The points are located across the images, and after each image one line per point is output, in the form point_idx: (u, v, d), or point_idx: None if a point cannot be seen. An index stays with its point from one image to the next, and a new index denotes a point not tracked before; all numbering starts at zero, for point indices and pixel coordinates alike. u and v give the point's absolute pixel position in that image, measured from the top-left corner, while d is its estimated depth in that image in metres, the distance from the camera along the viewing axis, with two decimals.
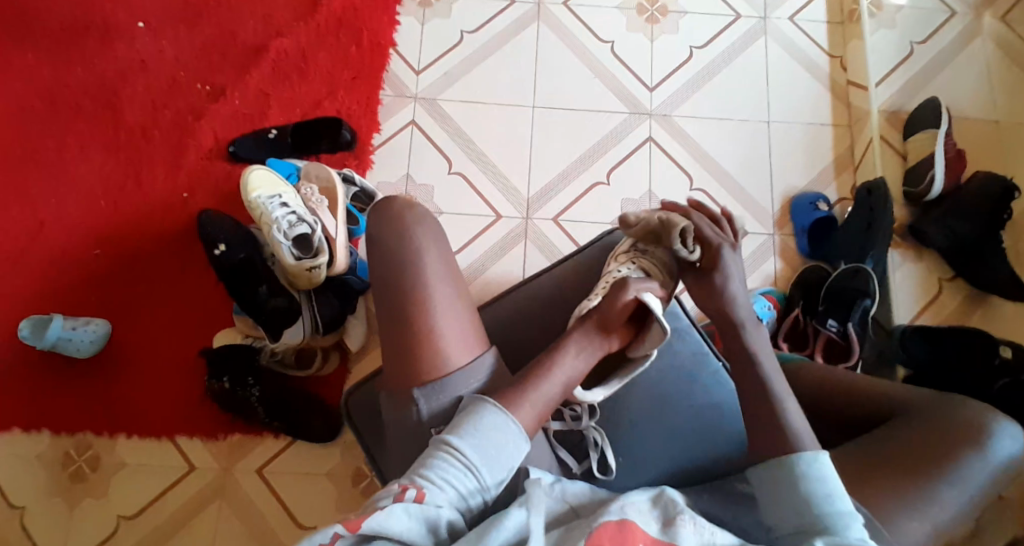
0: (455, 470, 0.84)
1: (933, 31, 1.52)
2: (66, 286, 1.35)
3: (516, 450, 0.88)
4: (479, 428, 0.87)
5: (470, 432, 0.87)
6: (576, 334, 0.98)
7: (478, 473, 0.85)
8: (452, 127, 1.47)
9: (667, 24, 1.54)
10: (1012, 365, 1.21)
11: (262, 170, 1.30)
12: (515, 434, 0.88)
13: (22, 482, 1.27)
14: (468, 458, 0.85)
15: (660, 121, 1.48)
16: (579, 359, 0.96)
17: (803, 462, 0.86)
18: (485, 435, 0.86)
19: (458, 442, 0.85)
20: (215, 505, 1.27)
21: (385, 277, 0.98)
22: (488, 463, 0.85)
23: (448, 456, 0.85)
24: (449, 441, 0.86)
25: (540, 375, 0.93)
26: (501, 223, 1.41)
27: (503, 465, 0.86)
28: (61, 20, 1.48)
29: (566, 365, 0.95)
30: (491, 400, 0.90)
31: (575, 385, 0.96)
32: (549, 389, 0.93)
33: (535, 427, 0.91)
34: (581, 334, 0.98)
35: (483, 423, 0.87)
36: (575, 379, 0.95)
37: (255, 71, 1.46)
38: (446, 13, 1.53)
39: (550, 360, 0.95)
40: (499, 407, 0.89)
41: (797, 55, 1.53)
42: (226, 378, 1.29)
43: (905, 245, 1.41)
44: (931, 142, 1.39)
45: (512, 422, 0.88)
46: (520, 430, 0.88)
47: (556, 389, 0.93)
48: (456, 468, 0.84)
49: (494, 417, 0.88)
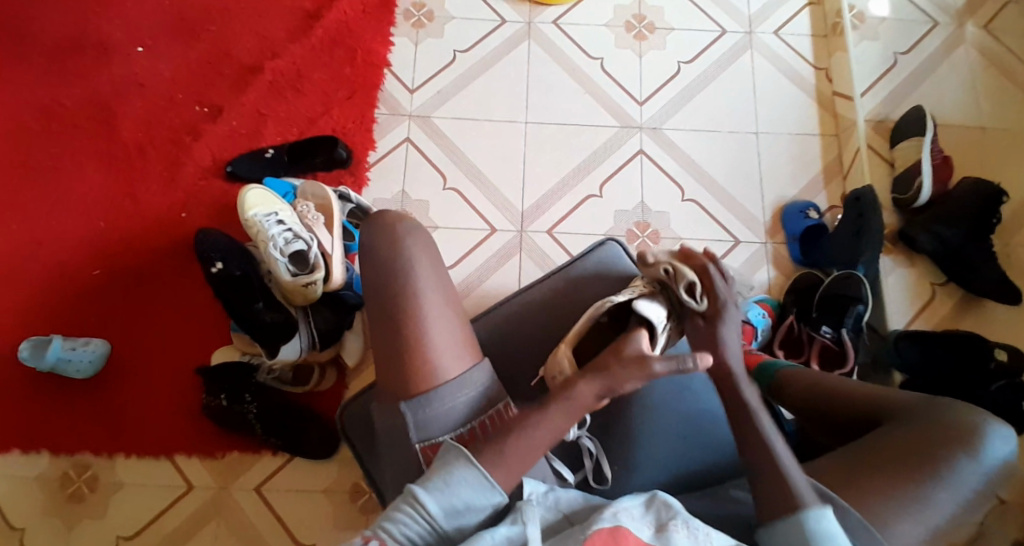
0: (418, 524, 0.84)
1: (916, 40, 1.55)
2: (65, 306, 1.36)
3: (486, 503, 0.86)
4: (448, 483, 0.86)
5: (439, 486, 0.86)
6: (565, 391, 0.93)
7: (440, 528, 0.85)
8: (447, 143, 1.49)
9: (655, 40, 1.57)
10: (1009, 367, 1.24)
11: (259, 189, 1.33)
12: (487, 489, 0.86)
13: (22, 503, 1.27)
14: (432, 512, 0.84)
15: (650, 133, 1.51)
16: (562, 414, 0.92)
17: (811, 519, 0.86)
18: (453, 492, 0.86)
19: (424, 496, 0.85)
20: (213, 523, 1.27)
21: (376, 287, 0.99)
22: (452, 519, 0.85)
23: (413, 509, 0.85)
24: (415, 493, 0.85)
25: (520, 433, 0.90)
26: (496, 236, 1.43)
27: (468, 520, 0.86)
28: (62, 45, 1.51)
29: (548, 422, 0.91)
30: (467, 452, 0.88)
31: (560, 440, 0.92)
32: (525, 445, 0.89)
33: (511, 482, 0.88)
34: (570, 391, 0.93)
35: (453, 478, 0.86)
36: (561, 433, 0.92)
37: (252, 92, 1.49)
38: (439, 33, 1.56)
39: (530, 418, 0.91)
40: (472, 461, 0.87)
41: (784, 68, 1.56)
42: (223, 394, 1.29)
43: (895, 250, 1.43)
44: (917, 149, 1.41)
45: (485, 478, 0.87)
46: (494, 485, 0.87)
47: (535, 444, 0.90)
48: (419, 521, 0.84)
49: (466, 472, 0.87)
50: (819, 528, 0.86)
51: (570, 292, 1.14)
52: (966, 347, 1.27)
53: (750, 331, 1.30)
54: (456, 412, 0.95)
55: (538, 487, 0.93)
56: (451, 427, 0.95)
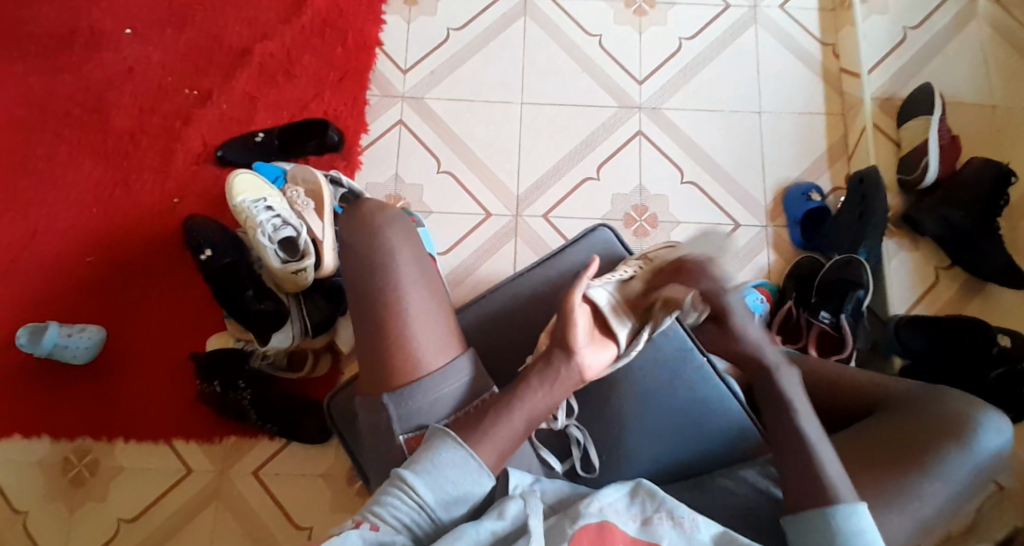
0: (408, 507, 0.84)
1: (927, 14, 1.50)
2: (62, 292, 1.37)
3: (475, 484, 0.87)
4: (436, 465, 0.86)
5: (426, 468, 0.86)
6: (534, 370, 0.93)
7: (431, 512, 0.85)
8: (441, 125, 1.46)
9: (655, 16, 1.53)
10: (1010, 354, 1.21)
11: (247, 175, 1.31)
12: (475, 470, 0.87)
13: (23, 487, 1.29)
14: (421, 495, 0.84)
15: (649, 114, 1.47)
16: (543, 390, 0.92)
17: (838, 516, 0.86)
18: (441, 473, 0.86)
19: (413, 479, 0.85)
20: (212, 507, 1.28)
21: (358, 281, 0.98)
22: (442, 501, 0.85)
23: (402, 493, 0.85)
24: (403, 476, 0.85)
25: (500, 413, 0.90)
26: (491, 221, 1.41)
27: (458, 504, 0.86)
28: (52, 28, 1.50)
29: (528, 402, 0.91)
30: (452, 434, 0.89)
31: (539, 422, 0.92)
32: (508, 424, 0.90)
33: (498, 464, 0.89)
34: (538, 368, 0.93)
35: (440, 460, 0.87)
36: (540, 414, 0.92)
37: (243, 74, 1.47)
38: (432, 11, 1.53)
39: (509, 397, 0.91)
40: (458, 442, 0.88)
41: (788, 44, 1.51)
42: (217, 382, 1.30)
43: (901, 233, 1.39)
44: (925, 128, 1.37)
45: (472, 458, 0.87)
46: (481, 467, 0.87)
47: (516, 425, 0.90)
48: (409, 505, 0.84)
49: (452, 453, 0.87)
50: (849, 525, 0.85)
51: (558, 281, 1.15)
52: (972, 331, 1.24)
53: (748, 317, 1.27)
54: (440, 403, 0.94)
55: (524, 479, 0.91)
56: (436, 417, 0.94)
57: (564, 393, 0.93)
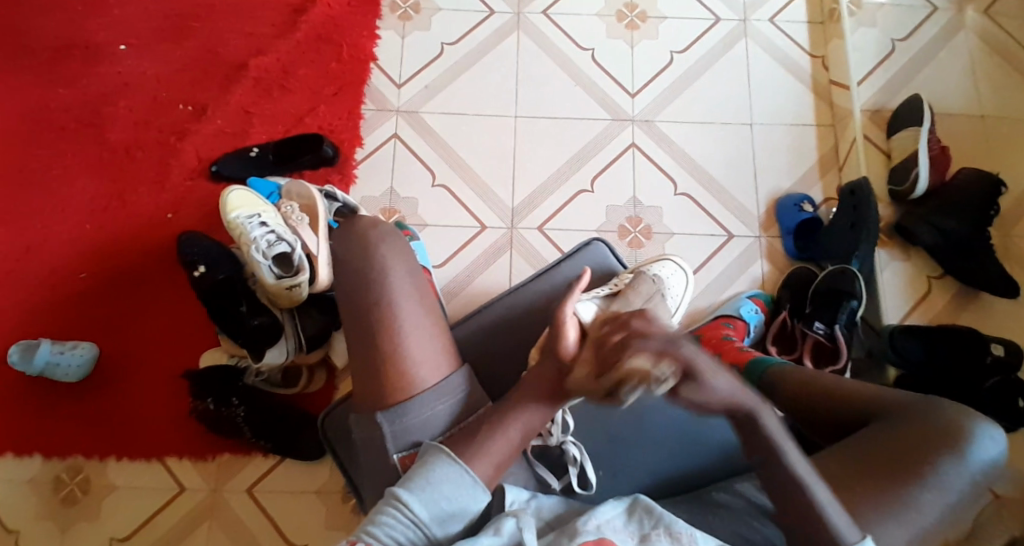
0: (402, 525, 0.83)
1: (915, 27, 1.51)
2: (53, 308, 1.36)
3: (470, 499, 0.86)
4: (430, 482, 0.85)
5: (420, 485, 0.85)
6: (526, 384, 0.94)
7: (427, 529, 0.84)
8: (435, 139, 1.47)
9: (647, 30, 1.54)
10: (1005, 362, 1.22)
11: (241, 191, 1.31)
12: (469, 485, 0.86)
13: (14, 506, 1.27)
14: (417, 511, 0.83)
15: (642, 126, 1.48)
16: (535, 405, 0.93)
17: None
18: (436, 490, 0.85)
19: (407, 496, 0.84)
20: (206, 525, 1.27)
21: (353, 296, 0.98)
22: (438, 518, 0.84)
23: (397, 510, 0.83)
24: (398, 494, 0.84)
25: (495, 427, 0.91)
26: (486, 233, 1.41)
27: (454, 520, 0.85)
28: (45, 43, 1.49)
29: (524, 415, 0.92)
30: (446, 450, 0.88)
31: (534, 435, 0.93)
32: (503, 439, 0.90)
33: (494, 478, 0.89)
34: (531, 381, 0.94)
35: (435, 476, 0.86)
36: (533, 427, 0.93)
37: (237, 90, 1.47)
38: (426, 26, 1.54)
39: (504, 410, 0.92)
40: (453, 457, 0.87)
41: (779, 57, 1.53)
42: (210, 398, 1.29)
43: (893, 243, 1.40)
44: (914, 140, 1.38)
45: (467, 473, 0.87)
46: (476, 481, 0.87)
47: (512, 439, 0.91)
48: (404, 523, 0.83)
49: (446, 469, 0.86)
50: None
51: (553, 296, 1.15)
52: (964, 340, 1.25)
53: (742, 327, 1.29)
54: (435, 419, 0.94)
55: (521, 495, 0.91)
56: (432, 434, 0.93)
57: (556, 407, 0.94)
